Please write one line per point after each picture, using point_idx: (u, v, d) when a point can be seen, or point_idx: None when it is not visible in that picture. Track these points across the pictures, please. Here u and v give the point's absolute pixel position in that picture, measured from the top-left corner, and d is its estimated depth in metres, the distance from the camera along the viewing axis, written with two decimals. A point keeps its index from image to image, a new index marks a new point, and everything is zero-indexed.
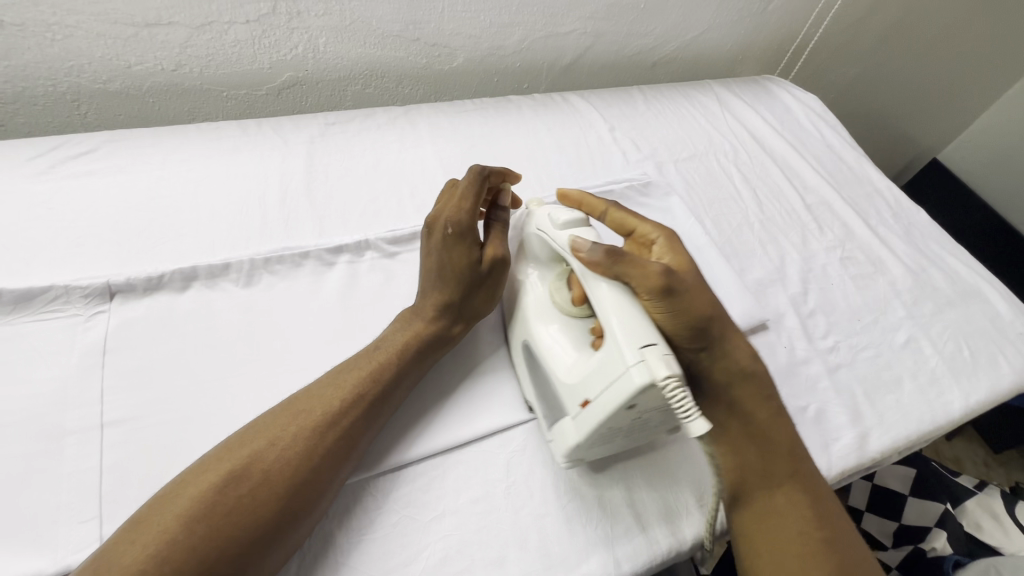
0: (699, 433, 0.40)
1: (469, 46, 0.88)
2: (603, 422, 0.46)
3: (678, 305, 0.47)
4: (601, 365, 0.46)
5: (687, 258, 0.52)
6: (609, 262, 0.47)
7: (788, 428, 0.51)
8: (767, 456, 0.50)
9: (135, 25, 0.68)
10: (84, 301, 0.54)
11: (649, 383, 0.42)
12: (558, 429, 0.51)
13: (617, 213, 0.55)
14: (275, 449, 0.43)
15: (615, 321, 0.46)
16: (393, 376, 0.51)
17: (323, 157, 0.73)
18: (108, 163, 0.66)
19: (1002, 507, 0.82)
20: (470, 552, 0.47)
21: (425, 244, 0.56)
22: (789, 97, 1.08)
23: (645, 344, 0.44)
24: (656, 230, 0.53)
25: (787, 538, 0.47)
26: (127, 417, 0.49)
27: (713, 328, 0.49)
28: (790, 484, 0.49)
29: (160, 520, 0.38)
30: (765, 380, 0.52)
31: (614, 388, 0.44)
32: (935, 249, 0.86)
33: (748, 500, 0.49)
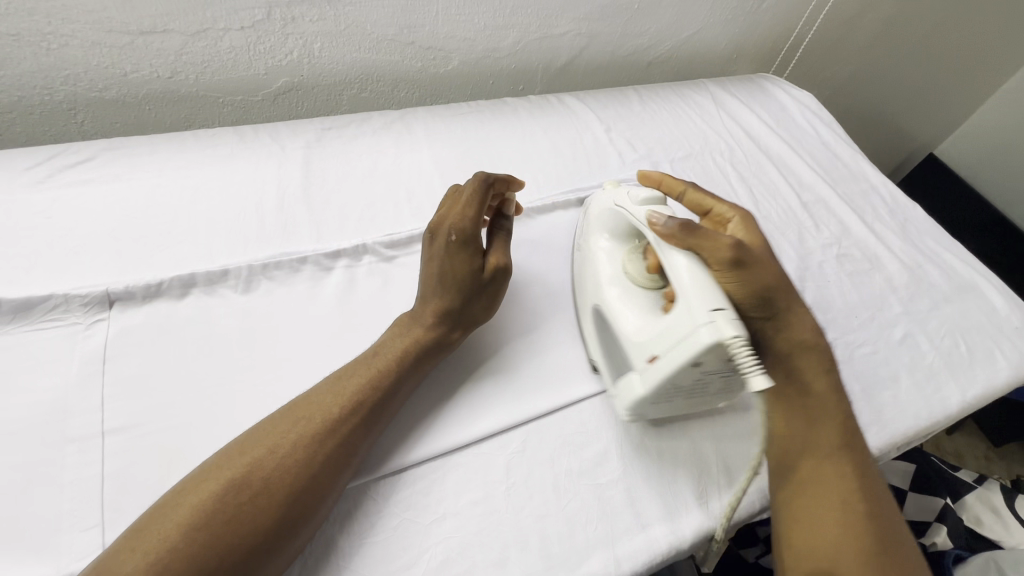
0: (760, 387, 0.45)
1: (464, 49, 0.89)
2: (669, 377, 0.50)
3: (748, 274, 0.53)
4: (670, 325, 0.51)
5: (758, 235, 0.58)
6: (683, 234, 0.52)
7: (843, 406, 0.56)
8: (817, 430, 0.54)
9: (130, 33, 0.68)
10: (83, 310, 0.54)
11: (719, 341, 0.46)
12: (622, 384, 0.54)
13: (695, 194, 0.63)
14: (274, 456, 0.43)
15: (689, 285, 0.50)
16: (393, 381, 0.51)
17: (319, 162, 0.73)
18: (106, 171, 0.66)
19: (1001, 501, 0.84)
20: (471, 553, 0.48)
21: (427, 249, 0.57)
22: (783, 95, 1.08)
23: (716, 308, 0.48)
24: (731, 210, 0.61)
25: (827, 506, 0.51)
26: (128, 424, 0.49)
27: (775, 298, 0.56)
28: (839, 454, 0.53)
29: (160, 528, 0.39)
30: (822, 354, 0.57)
31: (681, 346, 0.49)
32: (931, 245, 0.87)
33: (794, 465, 0.54)
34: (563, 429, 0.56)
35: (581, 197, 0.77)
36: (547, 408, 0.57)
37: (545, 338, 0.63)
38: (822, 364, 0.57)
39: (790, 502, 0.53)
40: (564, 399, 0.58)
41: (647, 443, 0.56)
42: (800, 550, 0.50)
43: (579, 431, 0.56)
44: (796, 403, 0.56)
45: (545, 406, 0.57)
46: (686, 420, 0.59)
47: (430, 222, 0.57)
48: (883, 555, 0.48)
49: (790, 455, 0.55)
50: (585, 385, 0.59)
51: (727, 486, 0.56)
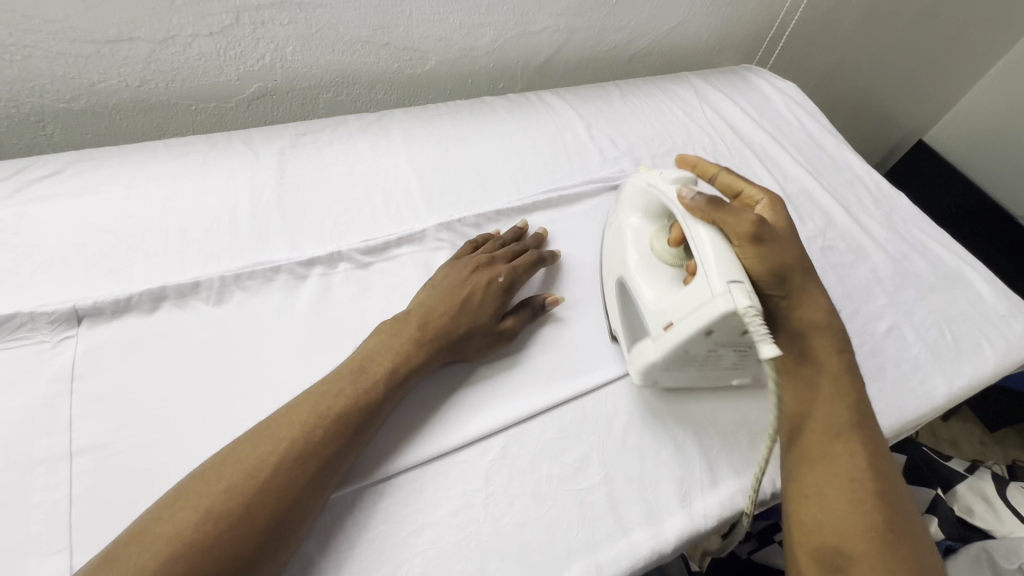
0: (769, 355, 0.45)
1: (441, 49, 0.87)
2: (681, 343, 0.52)
3: (767, 251, 0.54)
4: (689, 294, 0.52)
5: (783, 218, 0.59)
6: (710, 208, 0.53)
7: (856, 387, 0.55)
8: (831, 404, 0.53)
9: (95, 42, 0.67)
10: (51, 327, 0.53)
11: (732, 311, 0.48)
12: (639, 349, 0.58)
13: (728, 176, 0.62)
14: (255, 480, 0.42)
15: (708, 256, 0.51)
16: (377, 399, 0.50)
17: (294, 169, 0.72)
18: (74, 184, 0.64)
19: (993, 491, 0.83)
20: (450, 564, 0.47)
21: (467, 273, 0.61)
22: (767, 86, 1.07)
23: (732, 279, 0.49)
24: (760, 193, 0.61)
25: (836, 483, 0.50)
26: (97, 444, 0.48)
27: (793, 277, 0.55)
28: (851, 435, 0.52)
29: (134, 560, 0.37)
30: (835, 331, 0.57)
31: (698, 313, 0.50)
32: (917, 234, 0.86)
33: (804, 445, 0.53)
34: (544, 434, 0.55)
35: (561, 195, 0.76)
36: (532, 416, 0.56)
37: (525, 342, 0.62)
38: (838, 346, 0.56)
39: (795, 483, 0.52)
40: (549, 404, 0.57)
41: (629, 445, 0.56)
42: (809, 531, 0.49)
43: (560, 436, 0.55)
44: (806, 375, 0.55)
45: (530, 411, 0.56)
46: (671, 421, 0.58)
47: (481, 256, 0.63)
48: (895, 536, 0.47)
49: (801, 434, 0.53)
50: (569, 387, 0.58)
51: (717, 488, 0.55)
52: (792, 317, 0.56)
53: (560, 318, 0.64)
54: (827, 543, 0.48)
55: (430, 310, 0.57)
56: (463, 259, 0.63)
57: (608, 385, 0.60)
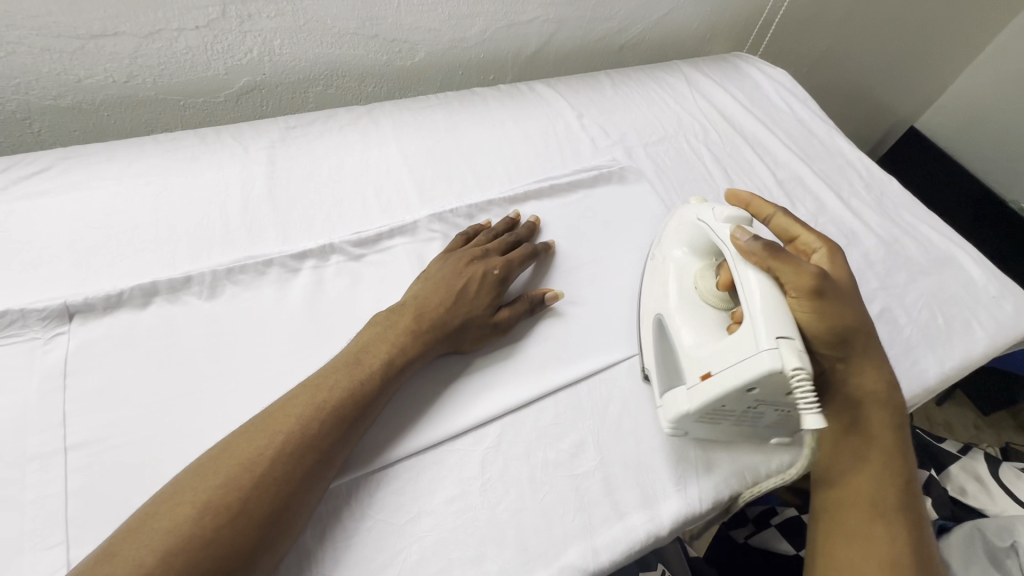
0: (812, 426, 0.46)
1: (430, 40, 0.87)
2: (719, 396, 0.49)
3: (826, 309, 0.53)
4: (731, 344, 0.50)
5: (843, 269, 0.59)
6: (766, 254, 0.52)
7: (905, 471, 0.56)
8: (878, 479, 0.54)
9: (80, 38, 0.66)
10: (41, 323, 0.53)
11: (779, 369, 0.46)
12: (669, 397, 0.54)
13: (784, 219, 0.63)
14: (252, 473, 0.42)
15: (756, 304, 0.50)
16: (372, 392, 0.50)
17: (284, 162, 0.72)
18: (62, 181, 0.64)
19: (985, 469, 0.84)
20: (447, 551, 0.47)
21: (462, 265, 0.60)
22: (758, 73, 1.07)
23: (781, 335, 0.47)
24: (818, 241, 0.61)
25: (873, 560, 0.50)
26: (91, 439, 0.48)
27: (856, 341, 0.56)
28: (894, 516, 0.53)
29: (132, 554, 0.37)
30: (894, 405, 0.57)
31: (739, 368, 0.48)
32: (909, 218, 0.86)
33: (845, 523, 0.54)
34: (539, 421, 0.55)
35: (553, 185, 0.76)
36: (527, 407, 0.56)
37: (520, 331, 0.62)
38: (894, 421, 0.57)
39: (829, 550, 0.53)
40: (545, 391, 0.57)
41: (624, 430, 0.56)
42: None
43: (555, 423, 0.55)
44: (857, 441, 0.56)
45: (525, 399, 0.56)
46: None
47: (472, 249, 0.63)
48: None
49: (841, 514, 0.54)
50: (563, 375, 0.59)
51: (714, 474, 0.55)
52: (849, 382, 0.57)
53: (555, 307, 0.64)
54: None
55: (424, 302, 0.57)
56: (458, 252, 0.62)
57: (603, 372, 0.60)
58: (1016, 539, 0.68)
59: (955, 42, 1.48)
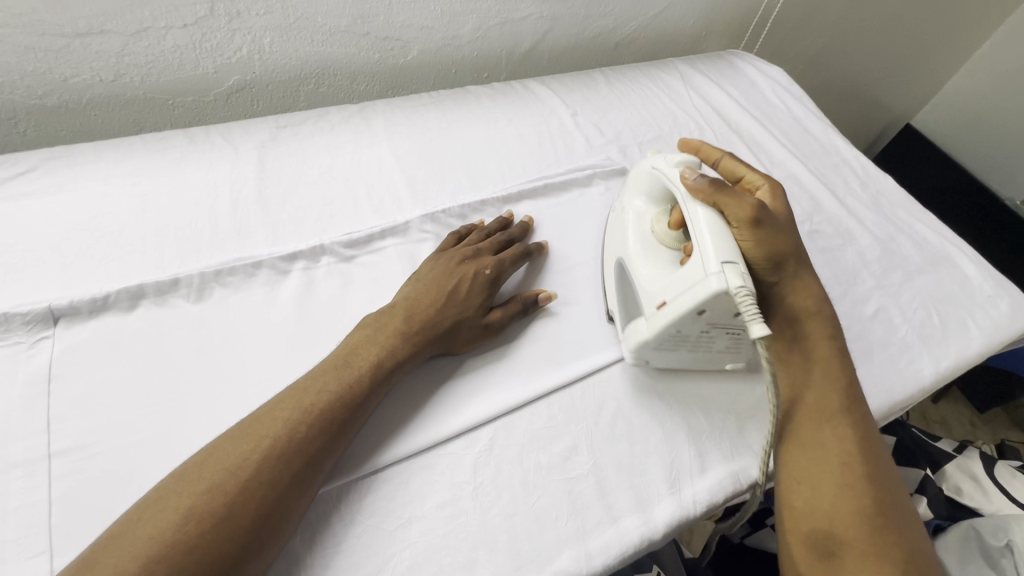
0: (759, 335, 0.46)
1: (422, 38, 0.86)
2: (675, 320, 0.52)
3: (763, 237, 0.55)
4: (683, 274, 0.52)
5: (783, 206, 0.60)
6: (711, 190, 0.54)
7: (844, 371, 0.56)
8: (822, 386, 0.55)
9: (65, 36, 0.65)
10: (25, 328, 0.52)
11: (724, 290, 0.48)
12: (631, 328, 0.58)
13: (731, 162, 0.64)
14: (238, 479, 0.41)
15: (704, 233, 0.52)
16: (363, 396, 0.49)
17: (274, 162, 0.71)
18: (47, 182, 0.63)
19: (980, 469, 0.84)
20: (438, 557, 0.46)
21: (453, 265, 0.60)
22: (752, 71, 1.06)
23: (726, 260, 0.50)
24: (761, 178, 0.62)
25: (827, 466, 0.50)
26: (76, 445, 0.47)
27: (788, 263, 0.58)
28: (840, 420, 0.53)
29: (114, 562, 0.36)
30: (827, 318, 0.59)
31: (690, 292, 0.51)
32: (904, 217, 0.86)
33: (798, 433, 0.53)
34: (532, 424, 0.55)
35: (547, 184, 0.75)
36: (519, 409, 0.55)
37: (514, 332, 0.61)
38: (828, 330, 0.58)
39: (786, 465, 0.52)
40: (538, 394, 0.56)
41: (618, 433, 0.56)
42: (801, 516, 0.50)
43: (548, 426, 0.55)
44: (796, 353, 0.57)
45: (518, 400, 0.56)
46: (660, 409, 0.58)
47: (465, 249, 0.62)
48: (883, 517, 0.48)
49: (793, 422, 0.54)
50: (556, 376, 0.58)
51: (709, 473, 0.55)
52: (786, 302, 0.59)
53: (548, 307, 0.64)
54: (818, 528, 0.48)
55: (414, 303, 0.56)
56: (450, 252, 0.62)
57: (596, 374, 0.60)
58: (1011, 538, 0.68)
59: (952, 40, 1.47)
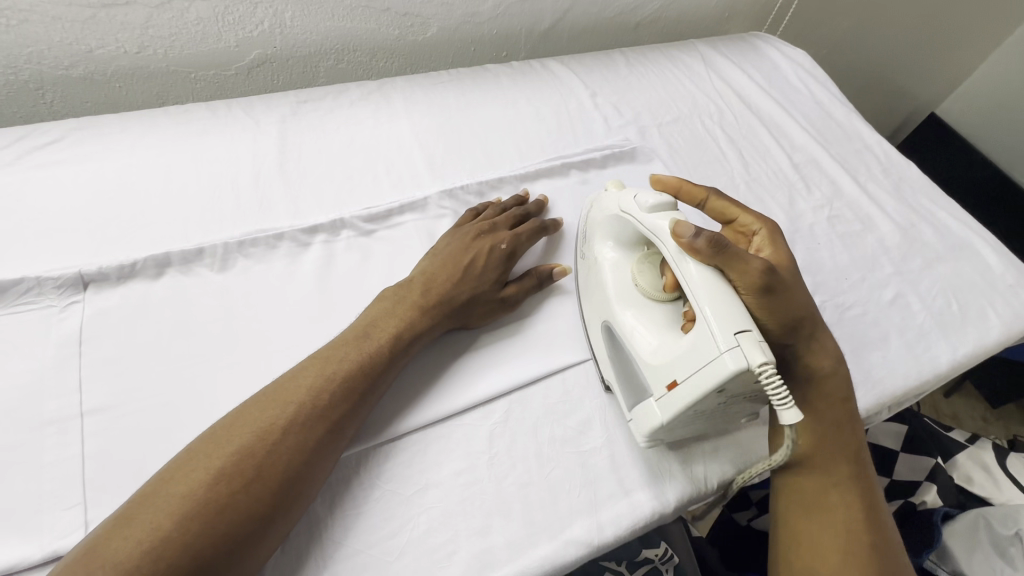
0: (793, 422, 0.41)
1: (442, 14, 0.85)
2: (692, 404, 0.45)
3: (777, 301, 0.48)
4: (691, 348, 0.45)
5: (785, 256, 0.54)
6: (711, 252, 0.46)
7: (855, 438, 0.54)
8: (831, 456, 0.52)
9: (91, 7, 0.66)
10: (57, 292, 0.53)
11: (745, 369, 0.42)
12: (642, 411, 0.50)
13: (719, 202, 0.59)
14: (265, 443, 0.42)
15: (706, 302, 0.45)
16: (381, 367, 0.50)
17: (295, 136, 0.71)
18: (75, 152, 0.64)
19: (992, 460, 0.84)
20: (454, 522, 0.48)
21: (468, 241, 0.60)
22: (776, 54, 1.04)
23: (740, 330, 0.43)
24: (756, 222, 0.57)
25: (834, 531, 0.50)
26: (107, 405, 0.49)
27: (803, 327, 0.51)
28: (847, 486, 0.52)
29: (149, 517, 0.37)
30: (841, 378, 0.54)
31: (703, 375, 0.44)
32: (925, 203, 0.85)
33: (801, 496, 0.52)
34: (547, 398, 0.56)
35: (565, 164, 0.75)
36: (535, 379, 0.56)
37: (530, 309, 0.62)
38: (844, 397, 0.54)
39: (792, 525, 0.52)
40: (550, 369, 0.57)
41: None
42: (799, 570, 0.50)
43: (563, 400, 0.56)
44: (813, 418, 0.53)
45: (534, 374, 0.57)
46: None
47: (481, 226, 0.62)
48: None
49: (800, 480, 0.53)
50: (569, 355, 0.59)
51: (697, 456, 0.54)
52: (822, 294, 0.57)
53: (564, 285, 0.64)
54: None
55: (431, 277, 0.57)
56: (465, 226, 0.62)
57: None
58: (1019, 526, 0.69)
59: (982, 25, 1.43)
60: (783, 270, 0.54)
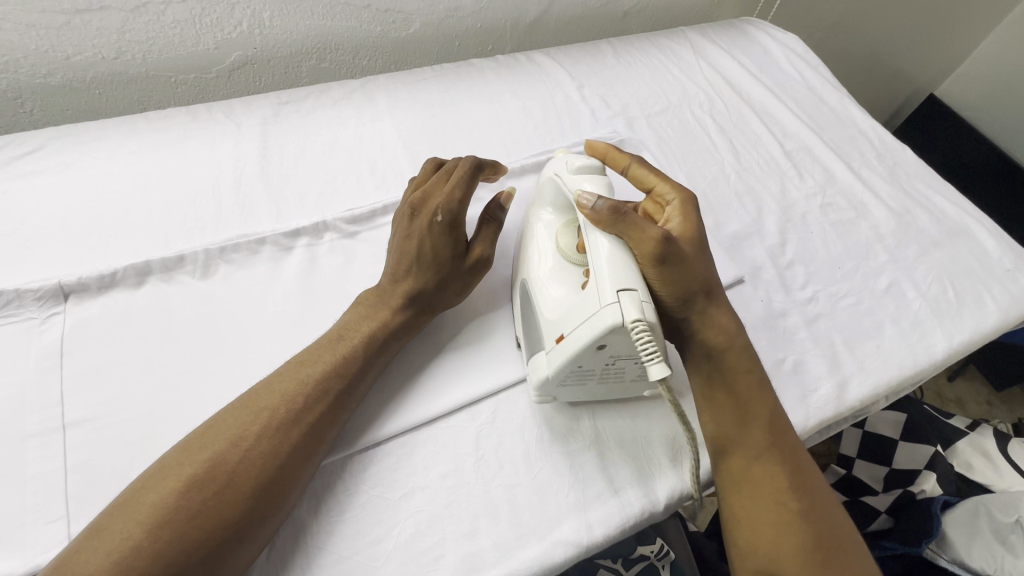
0: (657, 376, 0.41)
1: (424, 9, 0.84)
2: (573, 357, 0.46)
3: (673, 272, 0.49)
4: (580, 302, 0.46)
5: (692, 227, 0.53)
6: (612, 219, 0.47)
7: (765, 403, 0.51)
8: (744, 427, 0.50)
9: (65, 12, 0.65)
10: (37, 304, 0.53)
11: (619, 324, 0.42)
12: (534, 362, 0.52)
13: (640, 169, 0.58)
14: (239, 449, 0.42)
15: (601, 263, 0.46)
16: (358, 368, 0.49)
17: (277, 138, 0.70)
18: (54, 161, 0.63)
19: (993, 446, 0.83)
20: (440, 526, 0.47)
21: (406, 226, 0.55)
22: (768, 39, 1.03)
23: (624, 288, 0.44)
24: (673, 192, 0.56)
25: (763, 504, 0.47)
26: (89, 417, 0.49)
27: (697, 299, 0.52)
28: (769, 454, 0.49)
29: (120, 528, 0.37)
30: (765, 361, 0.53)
31: (586, 325, 0.45)
32: (921, 188, 0.83)
33: (728, 475, 0.49)
34: (534, 397, 0.55)
35: (552, 158, 0.74)
36: (522, 377, 0.56)
37: None
38: (744, 365, 0.52)
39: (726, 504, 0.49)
40: None
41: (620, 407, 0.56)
42: (743, 556, 0.47)
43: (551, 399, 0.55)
44: (719, 395, 0.51)
45: (519, 373, 0.56)
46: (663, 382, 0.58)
47: (414, 199, 0.56)
48: (825, 548, 0.45)
49: (728, 469, 0.49)
50: None
51: (677, 450, 0.54)
52: None
53: None
54: (761, 570, 0.45)
55: (394, 275, 0.55)
56: (400, 209, 0.57)
57: None
58: (1020, 514, 0.68)
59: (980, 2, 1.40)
60: (685, 242, 0.53)
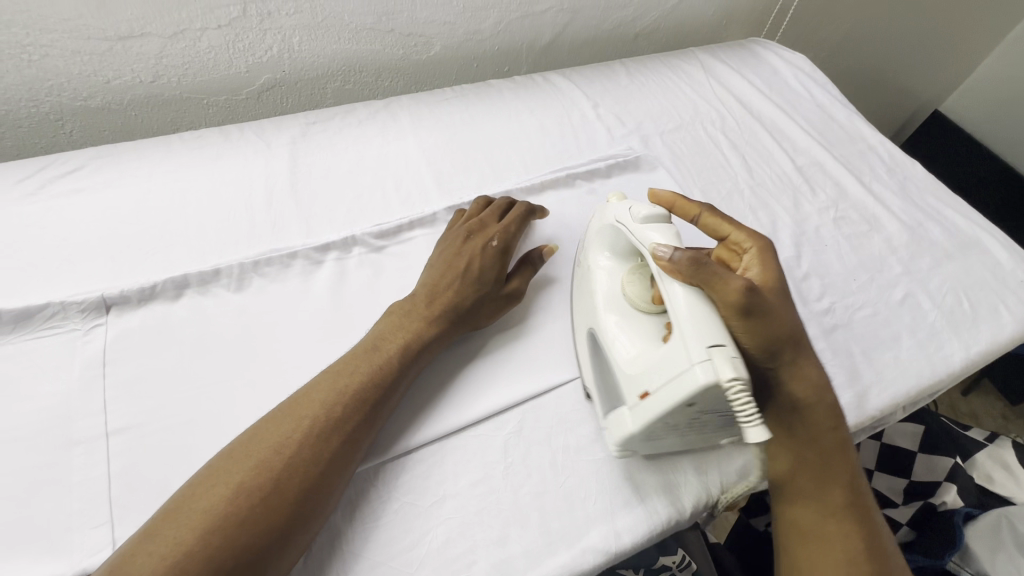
0: (756, 439, 0.41)
1: (445, 34, 0.88)
2: (661, 414, 0.45)
3: (758, 324, 0.48)
4: (667, 357, 0.46)
5: (772, 277, 0.53)
6: (691, 270, 0.46)
7: (849, 466, 0.52)
8: (824, 485, 0.51)
9: (108, 39, 0.68)
10: (81, 315, 0.55)
11: (714, 382, 0.42)
12: (613, 417, 0.50)
13: (711, 218, 0.57)
14: (282, 456, 0.43)
15: (683, 318, 0.45)
16: (392, 377, 0.51)
17: (305, 156, 0.73)
18: (95, 179, 0.66)
19: (1013, 458, 0.83)
20: (472, 532, 0.48)
21: (460, 244, 0.60)
22: (776, 58, 1.05)
23: (713, 344, 0.43)
24: (748, 240, 0.55)
25: (833, 561, 0.49)
26: (131, 424, 0.50)
27: (785, 351, 0.50)
28: (846, 513, 0.51)
29: (174, 531, 0.39)
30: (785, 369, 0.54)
31: (674, 385, 0.44)
32: (931, 202, 0.85)
33: (800, 525, 0.51)
34: (559, 407, 0.56)
35: (570, 175, 0.76)
36: (547, 388, 0.57)
37: (539, 318, 0.63)
38: (833, 422, 0.52)
39: (792, 554, 0.51)
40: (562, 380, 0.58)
41: None
42: None
43: (576, 409, 0.56)
44: (799, 441, 0.52)
45: (545, 383, 0.57)
46: None
47: (472, 224, 0.62)
48: None
49: (797, 517, 0.52)
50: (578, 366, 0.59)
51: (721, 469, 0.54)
52: None
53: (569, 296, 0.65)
54: None
55: (435, 288, 0.57)
56: (455, 231, 0.62)
57: None
58: None
59: (981, 21, 1.43)
60: (767, 291, 0.52)
